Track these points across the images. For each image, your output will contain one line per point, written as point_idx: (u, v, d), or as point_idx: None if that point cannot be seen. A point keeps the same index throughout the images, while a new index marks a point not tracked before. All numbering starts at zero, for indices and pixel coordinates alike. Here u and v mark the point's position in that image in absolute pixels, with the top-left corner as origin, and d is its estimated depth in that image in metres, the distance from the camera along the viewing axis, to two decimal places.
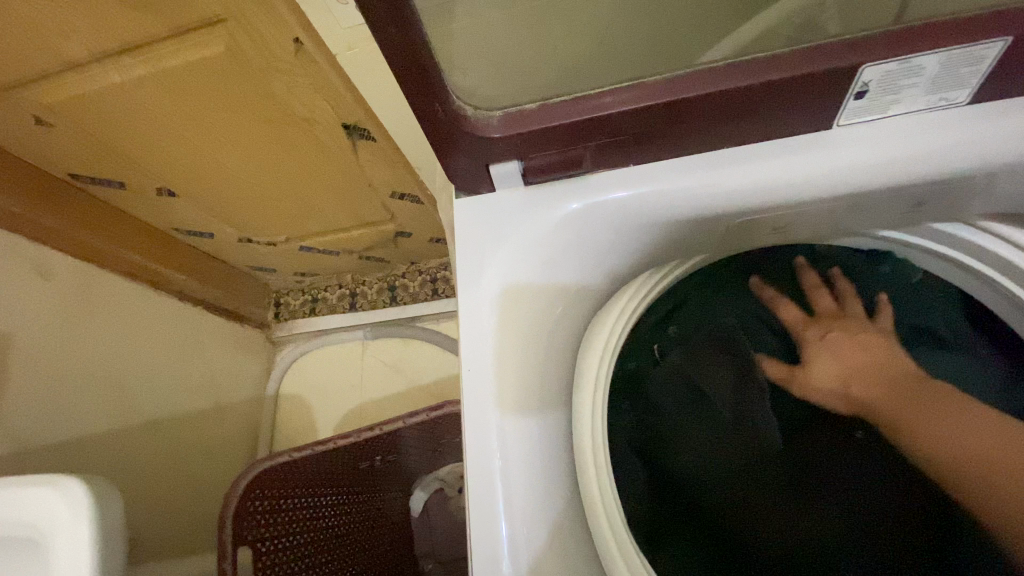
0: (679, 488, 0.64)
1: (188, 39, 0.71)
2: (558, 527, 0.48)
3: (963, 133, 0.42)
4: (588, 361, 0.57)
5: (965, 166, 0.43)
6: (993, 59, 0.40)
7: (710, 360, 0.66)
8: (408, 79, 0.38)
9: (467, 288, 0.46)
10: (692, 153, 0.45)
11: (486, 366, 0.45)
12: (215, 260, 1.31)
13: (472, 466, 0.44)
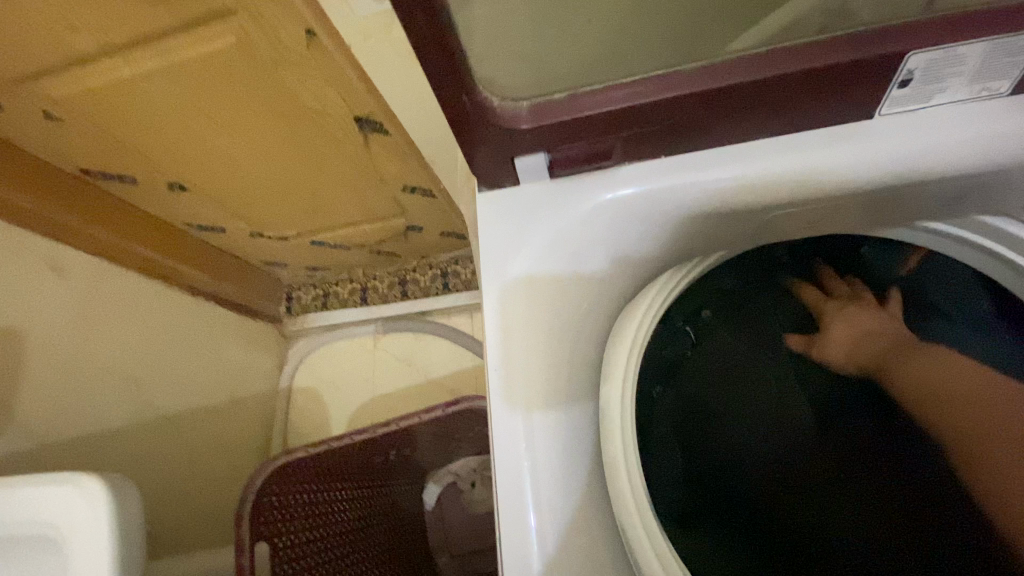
0: (714, 477, 0.64)
1: (200, 32, 0.70)
2: (589, 524, 0.46)
3: (1011, 124, 0.40)
4: (617, 354, 0.56)
5: (1013, 158, 0.41)
6: None
7: (746, 344, 0.67)
8: (433, 70, 0.37)
9: (494, 279, 0.45)
10: (727, 143, 0.44)
11: (514, 359, 0.44)
12: (227, 255, 1.31)
13: (500, 461, 0.43)
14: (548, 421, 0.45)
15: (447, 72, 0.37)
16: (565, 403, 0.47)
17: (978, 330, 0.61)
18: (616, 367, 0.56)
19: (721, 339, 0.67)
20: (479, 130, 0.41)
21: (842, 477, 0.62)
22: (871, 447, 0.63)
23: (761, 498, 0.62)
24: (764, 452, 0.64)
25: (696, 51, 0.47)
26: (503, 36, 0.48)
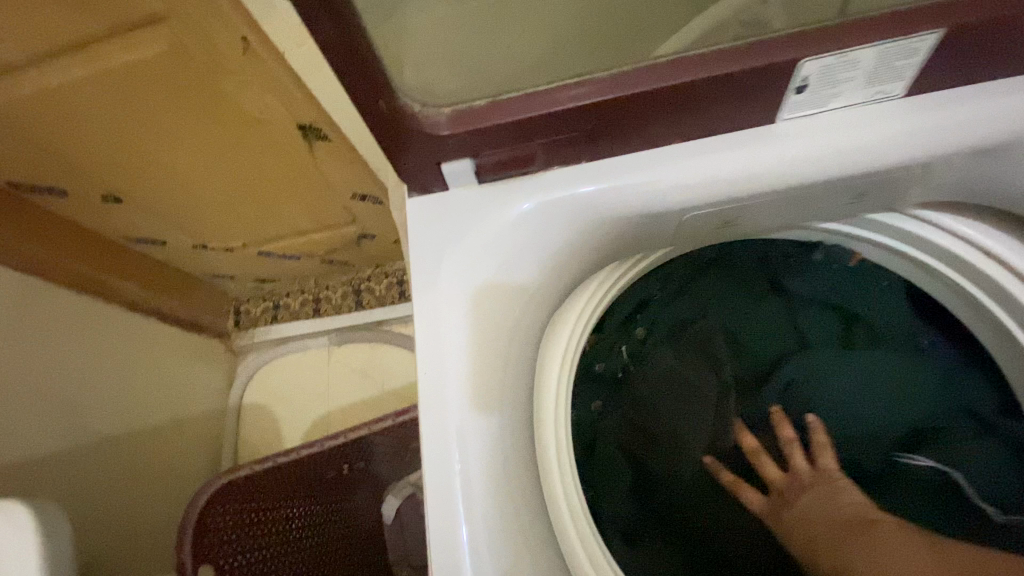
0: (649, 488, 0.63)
1: (129, 39, 0.67)
2: (526, 531, 0.47)
3: (926, 119, 0.40)
4: (550, 371, 0.57)
5: (932, 150, 0.40)
6: (925, 55, 0.38)
7: (681, 353, 0.64)
8: (351, 75, 0.36)
9: (425, 295, 0.45)
10: (646, 149, 0.43)
11: (440, 379, 0.44)
12: (171, 268, 1.26)
13: (432, 488, 0.43)
14: (478, 437, 0.45)
15: (368, 78, 0.36)
16: (495, 419, 0.46)
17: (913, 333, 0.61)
18: (549, 386, 0.57)
19: (660, 346, 0.65)
20: (401, 136, 0.39)
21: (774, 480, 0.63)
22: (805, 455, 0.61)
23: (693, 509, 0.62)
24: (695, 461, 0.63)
25: (625, 49, 0.48)
26: (438, 34, 0.48)
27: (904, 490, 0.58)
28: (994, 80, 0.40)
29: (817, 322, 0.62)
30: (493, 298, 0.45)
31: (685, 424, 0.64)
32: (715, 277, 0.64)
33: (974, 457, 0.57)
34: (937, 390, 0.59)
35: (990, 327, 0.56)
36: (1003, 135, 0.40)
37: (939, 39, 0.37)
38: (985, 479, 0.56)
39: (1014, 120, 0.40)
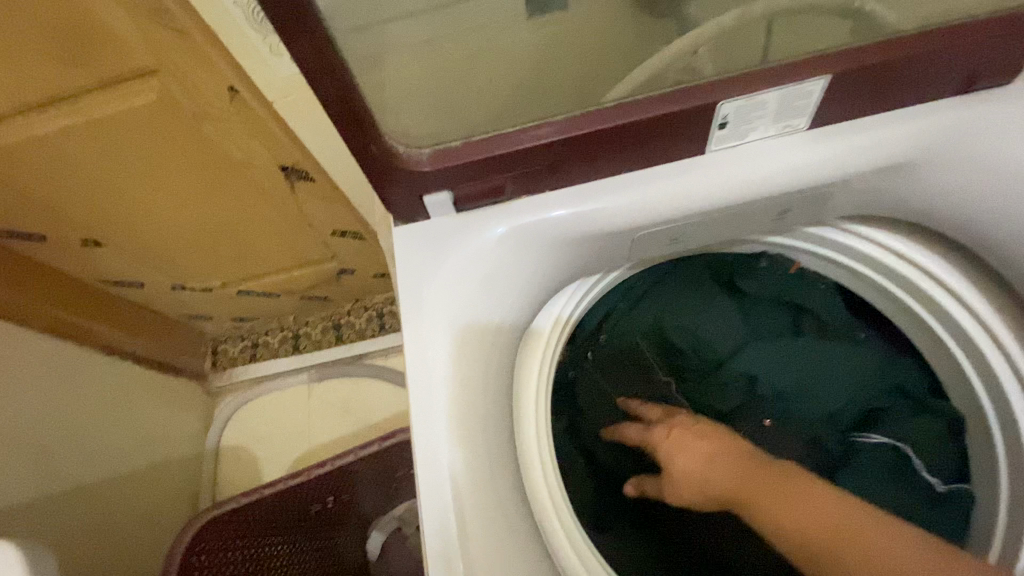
0: (613, 493, 0.57)
1: (120, 88, 0.72)
2: (516, 539, 0.46)
3: (872, 138, 0.43)
4: (526, 390, 0.53)
5: (877, 160, 0.44)
6: (824, 99, 0.42)
7: (621, 365, 0.60)
8: (341, 123, 0.40)
9: (411, 316, 0.45)
10: (622, 173, 0.46)
11: (430, 405, 0.44)
12: (147, 310, 1.27)
13: (428, 519, 0.42)
14: (468, 454, 0.44)
15: (355, 123, 0.40)
16: (483, 439, 0.46)
17: (851, 334, 0.58)
18: (528, 403, 0.52)
19: (601, 363, 0.60)
20: (386, 174, 0.43)
21: None
22: None
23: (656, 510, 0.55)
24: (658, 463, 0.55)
25: (591, 77, 0.53)
26: (420, 61, 0.50)
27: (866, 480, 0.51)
28: (926, 101, 0.43)
29: (773, 320, 0.58)
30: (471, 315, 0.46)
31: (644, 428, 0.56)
32: (661, 285, 0.60)
33: (925, 433, 0.52)
34: (877, 376, 0.55)
35: (926, 335, 0.54)
36: (933, 150, 0.43)
37: (865, 78, 0.41)
38: (939, 460, 0.52)
39: (945, 136, 0.43)
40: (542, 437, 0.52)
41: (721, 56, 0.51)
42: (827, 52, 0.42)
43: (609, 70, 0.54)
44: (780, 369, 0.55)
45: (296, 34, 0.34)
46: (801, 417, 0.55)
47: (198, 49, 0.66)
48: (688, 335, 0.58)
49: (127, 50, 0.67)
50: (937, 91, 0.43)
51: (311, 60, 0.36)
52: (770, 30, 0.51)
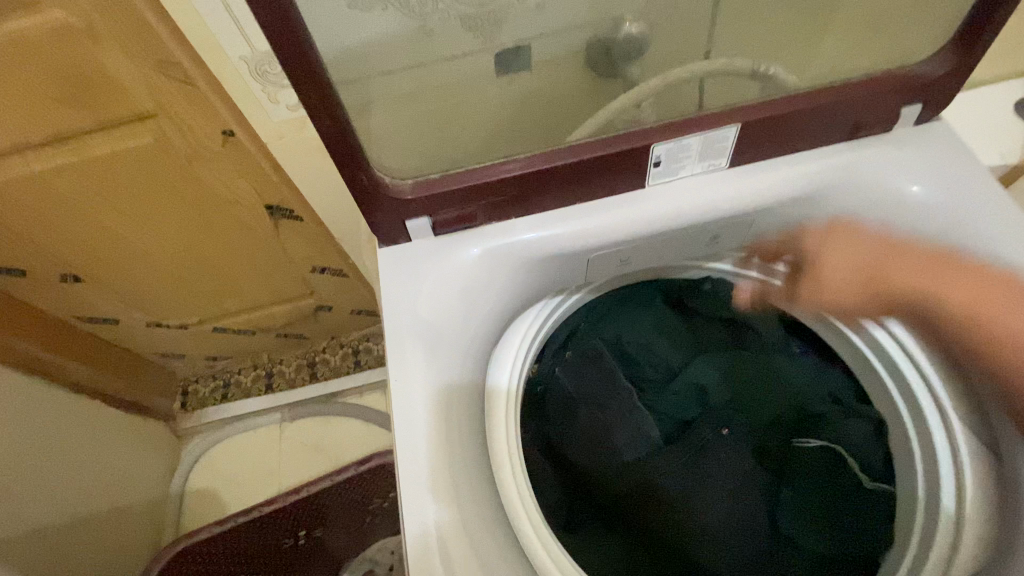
0: (580, 494, 0.58)
1: (118, 130, 0.78)
2: (492, 530, 0.47)
3: (784, 174, 0.52)
4: (498, 395, 0.56)
5: (786, 192, 0.52)
6: (739, 143, 0.51)
7: (587, 373, 0.61)
8: (340, 159, 0.45)
9: (393, 323, 0.49)
10: (577, 203, 0.53)
11: (411, 408, 0.47)
12: (118, 347, 1.28)
13: (409, 520, 0.44)
14: (445, 446, 0.46)
15: (353, 158, 0.46)
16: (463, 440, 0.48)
17: (785, 349, 0.64)
18: (497, 409, 0.55)
19: (568, 372, 0.62)
20: (373, 199, 0.48)
21: (706, 477, 0.55)
22: (724, 461, 0.56)
23: (627, 506, 0.56)
24: (626, 461, 0.57)
25: (552, 126, 0.62)
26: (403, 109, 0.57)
27: (807, 483, 0.55)
28: (821, 148, 0.53)
29: (721, 337, 0.65)
30: (446, 322, 0.50)
31: (616, 430, 0.58)
32: (618, 308, 0.66)
33: (861, 440, 0.56)
34: (809, 384, 0.61)
35: (848, 352, 0.60)
36: (828, 185, 0.52)
37: (771, 126, 0.50)
38: (870, 461, 0.56)
39: (835, 173, 0.52)
40: (512, 445, 0.54)
41: (661, 109, 0.59)
42: (738, 105, 0.51)
43: (564, 121, 0.62)
44: (726, 376, 0.60)
45: (306, 82, 0.40)
46: (752, 422, 0.59)
47: (199, 99, 0.74)
48: (646, 352, 0.63)
49: (127, 97, 0.73)
50: (830, 136, 0.52)
51: (317, 105, 0.41)
52: (701, 87, 0.60)
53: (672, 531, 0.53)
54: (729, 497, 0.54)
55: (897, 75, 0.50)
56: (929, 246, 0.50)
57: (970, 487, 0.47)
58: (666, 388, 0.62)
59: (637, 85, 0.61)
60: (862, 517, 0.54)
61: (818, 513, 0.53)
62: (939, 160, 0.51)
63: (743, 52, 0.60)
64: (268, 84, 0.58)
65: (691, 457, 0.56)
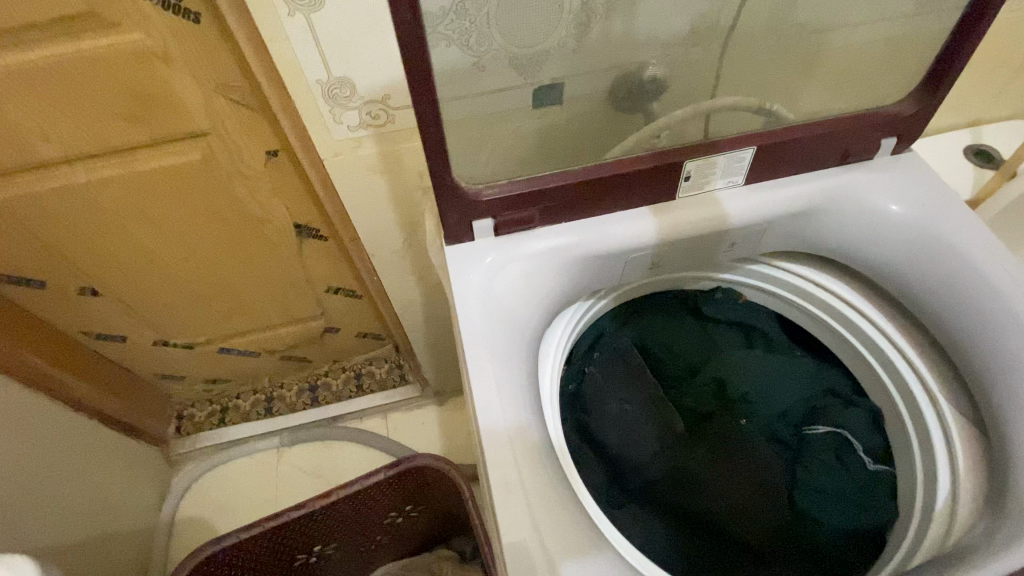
0: (620, 481, 0.61)
1: (168, 146, 0.83)
2: (568, 495, 0.49)
3: (792, 190, 0.61)
4: (544, 384, 0.60)
5: (796, 205, 0.61)
6: (754, 163, 0.60)
7: (617, 370, 0.68)
8: (435, 161, 0.51)
9: (464, 309, 0.55)
10: (615, 211, 0.61)
11: (488, 379, 0.50)
12: (117, 366, 1.26)
13: (496, 482, 0.46)
14: (518, 417, 0.50)
15: (443, 163, 0.53)
16: (536, 419, 0.51)
17: (786, 349, 0.72)
18: (546, 396, 0.59)
19: (601, 368, 0.68)
20: (450, 202, 0.55)
21: (734, 459, 0.62)
22: (750, 446, 0.62)
23: (668, 487, 0.60)
24: (659, 446, 0.62)
25: (581, 151, 0.70)
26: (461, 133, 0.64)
27: (820, 464, 0.61)
28: (817, 170, 0.63)
29: (735, 337, 0.72)
30: (509, 309, 0.56)
31: (648, 418, 0.64)
32: (639, 312, 0.73)
33: (857, 423, 0.63)
34: (810, 375, 0.68)
35: (845, 351, 0.68)
36: (829, 199, 0.62)
37: (782, 148, 0.59)
38: (868, 441, 0.63)
39: (832, 190, 0.62)
40: (558, 429, 0.58)
41: (678, 136, 0.69)
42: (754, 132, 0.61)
43: (592, 149, 0.71)
44: (744, 370, 0.66)
45: (418, 92, 0.47)
46: (767, 413, 0.65)
47: (253, 121, 0.80)
48: (670, 351, 0.70)
49: (185, 115, 0.79)
50: (826, 162, 0.62)
51: (424, 111, 0.48)
52: (707, 120, 0.70)
53: (710, 508, 0.58)
54: (756, 478, 0.60)
55: (881, 113, 0.61)
56: (916, 245, 0.59)
57: (963, 460, 0.55)
58: (689, 384, 0.68)
59: (655, 120, 0.70)
60: (872, 495, 0.60)
61: (831, 488, 0.59)
62: (915, 181, 0.61)
63: (747, 91, 0.70)
64: (335, 105, 0.65)
65: (718, 442, 0.63)
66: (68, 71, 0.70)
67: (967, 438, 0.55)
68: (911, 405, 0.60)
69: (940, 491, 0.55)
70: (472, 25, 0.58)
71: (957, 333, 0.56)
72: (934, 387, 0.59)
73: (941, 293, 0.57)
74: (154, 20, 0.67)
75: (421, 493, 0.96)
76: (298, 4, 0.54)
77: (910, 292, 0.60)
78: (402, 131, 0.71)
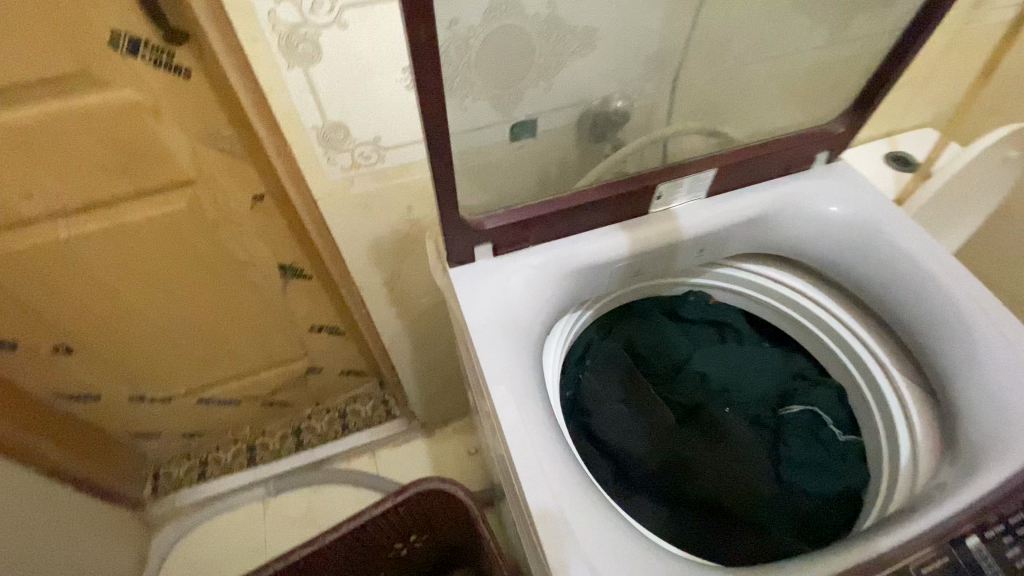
0: (624, 474, 0.67)
1: (153, 197, 0.85)
2: (588, 482, 0.53)
3: (747, 199, 0.70)
4: (550, 390, 0.65)
5: (752, 212, 0.70)
6: (716, 179, 0.68)
7: (610, 373, 0.72)
8: (442, 194, 0.57)
9: (475, 326, 0.60)
10: (597, 228, 0.68)
11: (504, 388, 0.56)
12: (89, 428, 1.21)
13: (524, 478, 0.51)
14: (535, 419, 0.55)
15: (449, 196, 0.58)
16: (551, 420, 0.56)
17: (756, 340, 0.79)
18: (552, 400, 0.64)
19: (594, 372, 0.72)
20: (455, 231, 0.60)
21: (728, 443, 0.65)
22: (739, 429, 0.67)
23: (670, 476, 0.65)
24: (656, 440, 0.67)
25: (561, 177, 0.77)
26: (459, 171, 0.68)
27: (800, 439, 0.67)
28: (766, 181, 0.72)
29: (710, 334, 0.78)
30: (514, 322, 0.61)
31: (643, 413, 0.69)
32: (622, 319, 0.79)
33: (825, 400, 0.71)
34: (779, 362, 0.75)
35: (807, 337, 0.76)
36: (778, 203, 0.70)
37: (738, 165, 0.68)
38: (836, 415, 0.71)
39: (779, 196, 0.70)
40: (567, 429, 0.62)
41: (643, 160, 0.78)
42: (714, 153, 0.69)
43: (567, 176, 0.78)
44: (723, 362, 0.73)
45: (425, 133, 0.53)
46: (746, 399, 0.71)
47: (240, 167, 0.84)
48: (657, 348, 0.75)
49: (172, 166, 0.81)
50: (773, 173, 0.71)
51: (432, 150, 0.54)
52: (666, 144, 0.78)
53: (712, 490, 0.63)
54: (750, 458, 0.65)
55: (817, 131, 0.71)
56: (855, 237, 0.68)
57: (919, 421, 0.62)
58: (675, 380, 0.73)
59: (621, 146, 0.78)
60: (845, 463, 0.67)
61: (813, 460, 0.65)
62: (847, 184, 0.71)
63: (698, 118, 0.79)
64: (329, 148, 0.70)
65: (710, 429, 0.67)
66: (55, 128, 0.72)
67: (919, 401, 0.64)
68: (871, 379, 0.69)
69: (903, 449, 0.62)
70: (456, 72, 0.59)
71: (898, 312, 0.65)
72: (885, 359, 0.67)
73: (883, 277, 0.66)
74: (146, 77, 0.70)
75: (426, 522, 0.96)
76: (299, 58, 0.59)
77: (856, 279, 0.69)
78: (391, 170, 0.75)
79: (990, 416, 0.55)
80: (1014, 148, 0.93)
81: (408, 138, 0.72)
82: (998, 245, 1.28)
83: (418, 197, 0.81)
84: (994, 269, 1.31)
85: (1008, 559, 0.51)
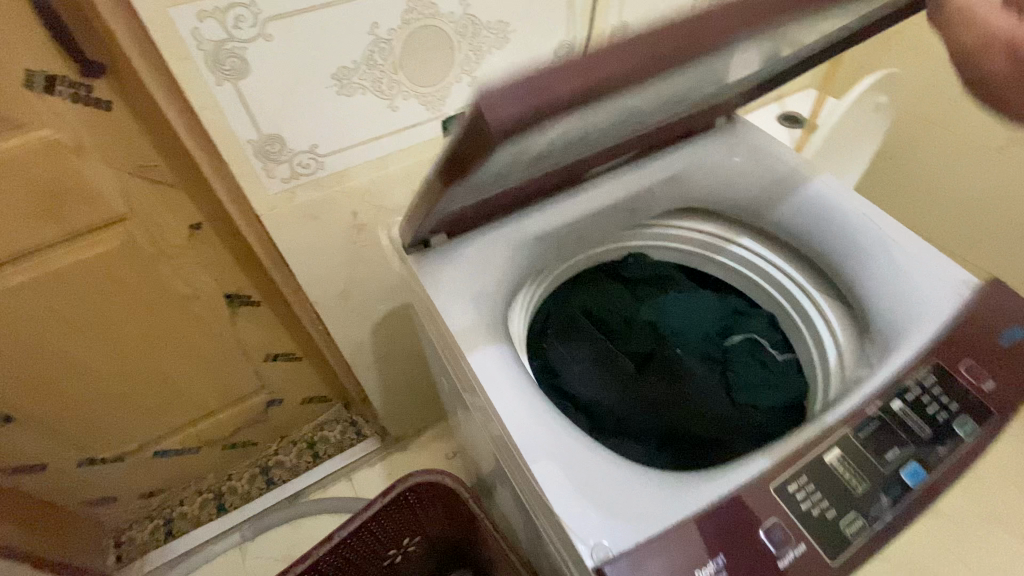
0: (600, 424, 0.72)
1: (81, 239, 0.82)
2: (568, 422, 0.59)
3: (662, 162, 0.79)
4: (520, 352, 0.71)
5: (668, 171, 0.78)
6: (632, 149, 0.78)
7: (570, 336, 0.78)
8: None
9: (441, 305, 0.65)
10: (535, 204, 0.75)
11: (477, 351, 0.61)
12: (36, 503, 1.13)
13: (510, 425, 0.56)
14: (510, 374, 0.60)
15: None
16: (525, 374, 0.61)
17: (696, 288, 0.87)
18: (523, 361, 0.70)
19: (556, 338, 0.78)
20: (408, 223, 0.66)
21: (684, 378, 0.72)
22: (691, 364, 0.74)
23: (639, 417, 0.70)
24: (622, 387, 0.72)
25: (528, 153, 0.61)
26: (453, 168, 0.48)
27: (745, 365, 0.74)
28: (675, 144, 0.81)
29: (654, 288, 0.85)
30: (475, 296, 0.66)
31: (606, 367, 0.74)
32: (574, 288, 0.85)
33: (760, 327, 0.79)
34: (719, 302, 0.82)
35: (737, 277, 0.85)
36: (689, 161, 0.79)
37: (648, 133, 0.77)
38: (772, 339, 0.79)
39: (689, 155, 0.79)
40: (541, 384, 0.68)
41: None
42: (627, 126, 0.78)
43: None
44: (668, 309, 0.80)
45: None
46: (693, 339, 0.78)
47: (172, 197, 0.83)
48: (609, 310, 0.81)
49: (102, 204, 0.79)
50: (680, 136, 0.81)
51: None
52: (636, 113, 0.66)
53: (678, 421, 0.69)
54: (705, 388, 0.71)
55: None
56: (760, 180, 0.77)
57: (839, 327, 0.72)
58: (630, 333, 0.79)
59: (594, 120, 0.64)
60: (787, 379, 0.75)
61: (760, 380, 0.73)
62: (743, 138, 0.81)
63: None
64: (267, 161, 0.71)
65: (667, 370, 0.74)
66: None
67: (835, 310, 0.73)
68: (794, 301, 0.78)
69: (830, 354, 0.71)
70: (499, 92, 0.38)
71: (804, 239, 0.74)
72: (803, 281, 0.77)
73: (789, 210, 0.75)
74: (64, 114, 0.69)
75: (415, 522, 0.96)
76: (227, 74, 0.61)
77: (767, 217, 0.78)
78: (331, 177, 0.77)
79: (890, 310, 0.64)
80: (882, 95, 1.08)
81: (344, 143, 0.74)
82: (886, 183, 1.46)
83: (362, 202, 0.84)
84: (886, 206, 1.49)
85: (933, 417, 0.57)
